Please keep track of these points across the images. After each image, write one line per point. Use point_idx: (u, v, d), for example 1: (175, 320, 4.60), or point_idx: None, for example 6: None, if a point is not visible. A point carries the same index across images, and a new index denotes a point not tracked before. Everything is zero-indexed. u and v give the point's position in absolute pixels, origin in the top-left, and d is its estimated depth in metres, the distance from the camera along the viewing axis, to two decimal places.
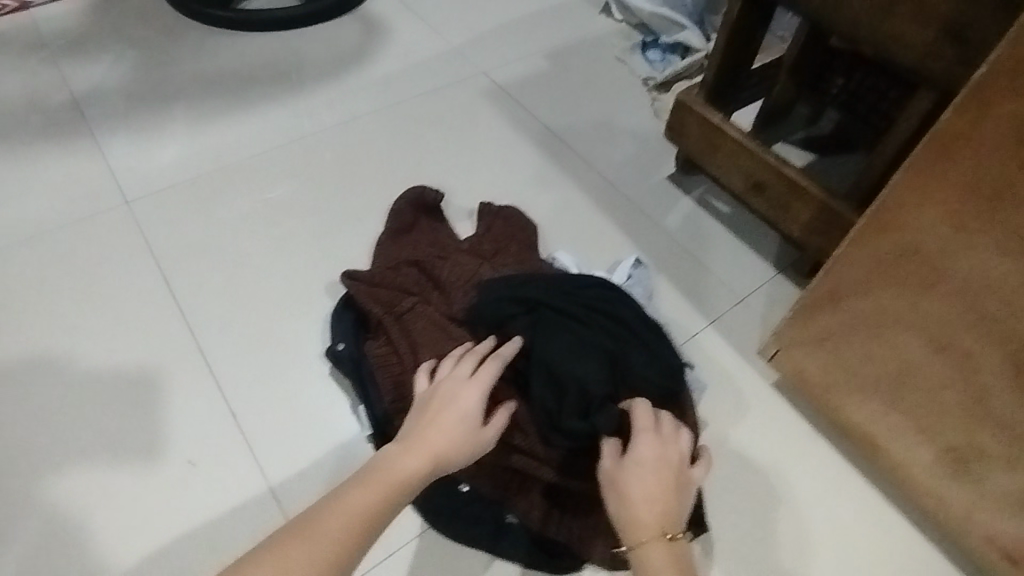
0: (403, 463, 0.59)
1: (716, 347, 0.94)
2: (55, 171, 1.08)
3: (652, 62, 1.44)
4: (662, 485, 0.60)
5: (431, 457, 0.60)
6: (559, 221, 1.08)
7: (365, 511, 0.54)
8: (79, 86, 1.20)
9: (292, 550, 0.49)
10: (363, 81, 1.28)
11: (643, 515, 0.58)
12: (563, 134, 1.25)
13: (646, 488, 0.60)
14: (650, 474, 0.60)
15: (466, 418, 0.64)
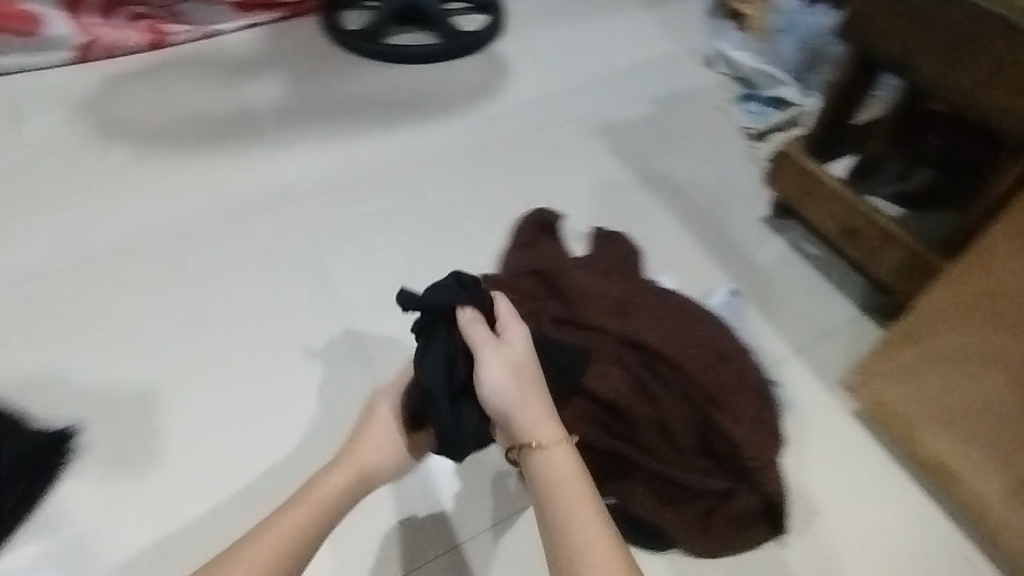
0: (327, 484, 0.77)
1: (802, 375, 1.02)
2: (232, 169, 1.28)
3: (751, 113, 1.53)
4: (535, 401, 0.76)
5: (358, 472, 0.79)
6: (660, 251, 1.20)
7: (300, 523, 0.72)
8: (254, 102, 1.42)
9: (255, 547, 0.68)
10: (488, 114, 1.45)
11: (533, 430, 0.75)
12: (664, 175, 1.38)
13: (529, 407, 0.76)
14: (503, 367, 0.76)
15: (391, 433, 0.82)
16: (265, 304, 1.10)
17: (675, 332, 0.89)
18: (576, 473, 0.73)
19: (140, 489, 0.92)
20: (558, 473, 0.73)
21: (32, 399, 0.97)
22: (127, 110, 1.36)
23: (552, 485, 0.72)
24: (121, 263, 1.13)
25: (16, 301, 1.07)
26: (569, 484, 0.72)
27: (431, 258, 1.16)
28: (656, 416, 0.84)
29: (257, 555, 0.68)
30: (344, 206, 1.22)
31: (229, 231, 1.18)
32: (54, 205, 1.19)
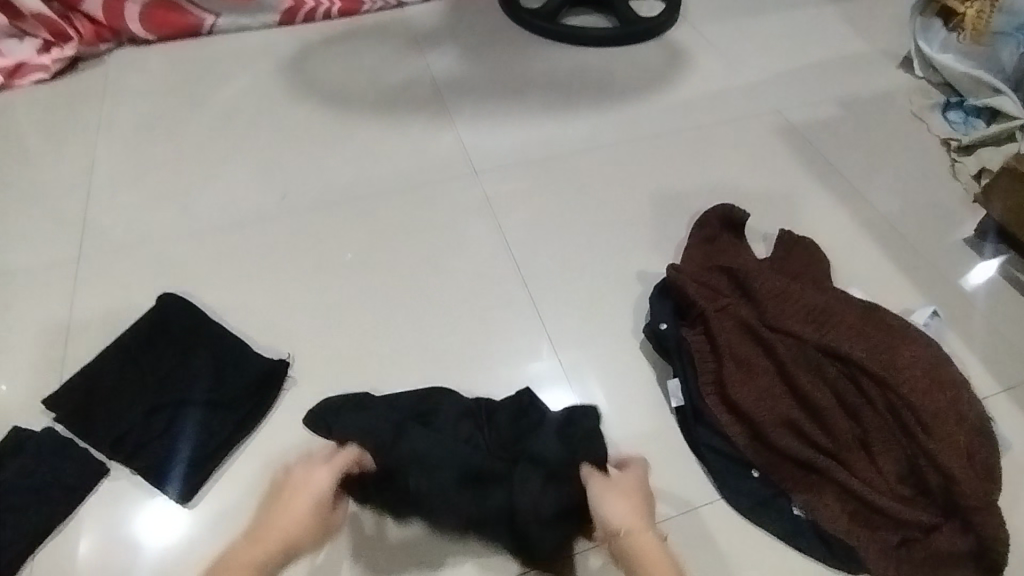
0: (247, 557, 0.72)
1: (1010, 411, 0.96)
2: (416, 135, 1.31)
3: (953, 124, 1.38)
4: (639, 513, 0.74)
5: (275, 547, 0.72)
6: (851, 264, 1.15)
7: None
8: (435, 71, 1.43)
9: None
10: (666, 103, 1.41)
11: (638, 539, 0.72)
12: (856, 182, 1.29)
13: (626, 516, 0.74)
14: (615, 494, 0.75)
15: (312, 499, 0.75)
16: (436, 260, 1.12)
17: (881, 347, 0.85)
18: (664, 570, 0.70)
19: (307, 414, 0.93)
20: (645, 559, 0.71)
21: (243, 327, 1.02)
22: (320, 70, 1.42)
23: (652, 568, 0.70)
24: (307, 208, 1.19)
25: (227, 238, 1.14)
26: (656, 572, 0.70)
27: (610, 242, 1.15)
28: (856, 432, 0.82)
29: None
30: (520, 181, 1.24)
31: (407, 190, 1.22)
32: (258, 154, 1.27)
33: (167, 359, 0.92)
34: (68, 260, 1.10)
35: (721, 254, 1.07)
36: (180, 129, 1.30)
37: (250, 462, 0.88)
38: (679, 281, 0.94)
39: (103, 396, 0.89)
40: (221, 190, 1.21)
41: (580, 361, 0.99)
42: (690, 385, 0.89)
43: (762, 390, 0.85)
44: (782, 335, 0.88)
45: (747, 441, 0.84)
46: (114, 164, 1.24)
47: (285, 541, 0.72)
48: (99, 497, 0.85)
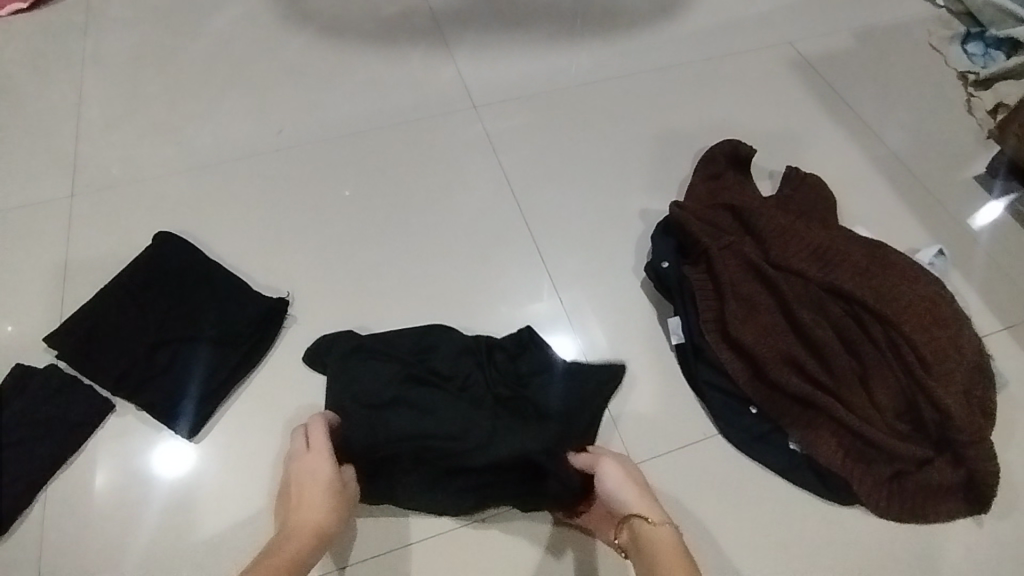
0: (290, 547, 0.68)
1: (1008, 349, 0.96)
2: (412, 69, 1.26)
3: (971, 56, 1.32)
4: (640, 488, 0.77)
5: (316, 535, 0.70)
6: (859, 203, 1.13)
7: None
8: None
9: None
10: (674, 34, 1.34)
11: (635, 507, 0.75)
12: (868, 118, 1.25)
13: (629, 488, 0.76)
14: (618, 473, 0.78)
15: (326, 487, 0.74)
16: (435, 198, 1.10)
17: (885, 285, 0.84)
18: (677, 552, 0.69)
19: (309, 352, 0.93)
20: (656, 546, 0.70)
21: (242, 267, 1.02)
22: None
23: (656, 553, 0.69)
24: (304, 144, 1.15)
25: (221, 178, 1.11)
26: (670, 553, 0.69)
27: (612, 181, 1.13)
28: (857, 370, 0.82)
29: None
30: (520, 117, 1.20)
31: (405, 126, 1.18)
32: (249, 89, 1.22)
33: (167, 297, 0.92)
34: (60, 199, 1.08)
35: (725, 191, 1.04)
36: (167, 62, 1.25)
37: (251, 401, 0.89)
38: (683, 218, 0.93)
39: (102, 334, 0.88)
40: (212, 127, 1.17)
41: (580, 299, 0.99)
42: (691, 323, 0.88)
43: (761, 327, 0.85)
44: (786, 273, 0.88)
45: (747, 377, 0.84)
46: (101, 99, 1.20)
47: (317, 529, 0.71)
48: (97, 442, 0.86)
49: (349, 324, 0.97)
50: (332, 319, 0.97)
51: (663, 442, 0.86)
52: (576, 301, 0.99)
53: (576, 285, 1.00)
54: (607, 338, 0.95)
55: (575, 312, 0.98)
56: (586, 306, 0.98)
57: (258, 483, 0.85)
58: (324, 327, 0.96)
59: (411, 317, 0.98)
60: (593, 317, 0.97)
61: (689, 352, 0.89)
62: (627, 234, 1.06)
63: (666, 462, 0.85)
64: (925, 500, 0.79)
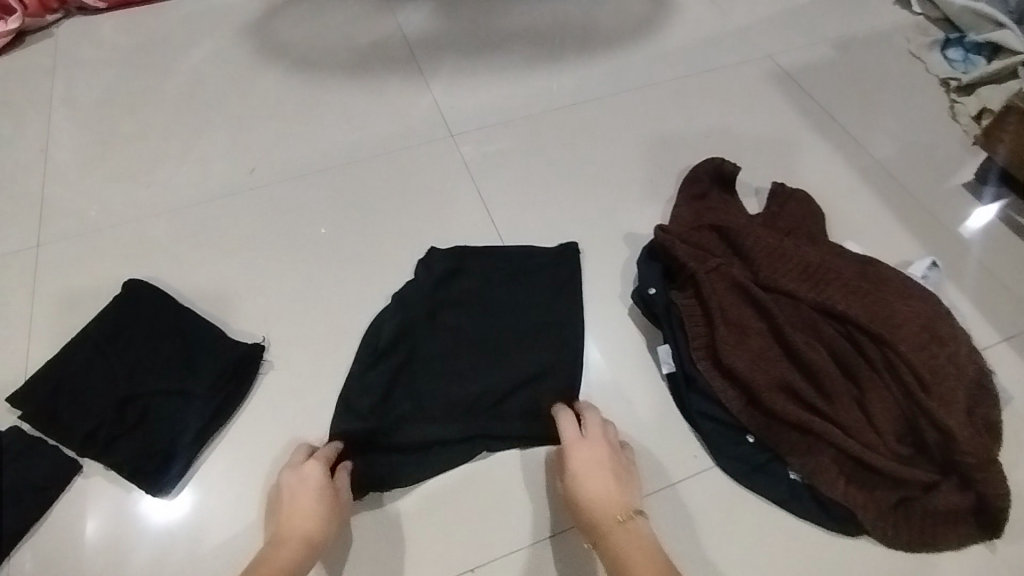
0: (283, 554, 0.69)
1: (1010, 361, 0.93)
2: (388, 99, 1.24)
3: (951, 62, 1.30)
4: (609, 477, 0.73)
5: (303, 542, 0.71)
6: (848, 216, 1.11)
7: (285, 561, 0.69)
8: (405, 28, 1.35)
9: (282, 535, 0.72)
10: (652, 53, 1.33)
11: (591, 496, 0.72)
12: (852, 129, 1.23)
13: (582, 454, 0.76)
14: (581, 455, 0.76)
15: (315, 492, 0.75)
16: (414, 230, 1.07)
17: (878, 303, 0.82)
18: (650, 552, 0.65)
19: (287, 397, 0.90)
20: (622, 548, 0.66)
21: (216, 311, 0.98)
22: (283, 32, 1.34)
23: (624, 553, 0.65)
24: (278, 180, 1.13)
25: (195, 219, 1.08)
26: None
27: (594, 205, 1.10)
28: (854, 393, 0.79)
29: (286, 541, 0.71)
30: (498, 143, 1.18)
31: (381, 158, 1.16)
32: (222, 127, 1.20)
33: (136, 348, 0.88)
34: (27, 248, 1.05)
35: (710, 210, 1.02)
36: (139, 103, 1.23)
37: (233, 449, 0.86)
38: (668, 242, 0.90)
39: (69, 390, 0.85)
40: (185, 167, 1.15)
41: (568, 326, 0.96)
42: (681, 350, 0.85)
43: (753, 350, 0.82)
44: (775, 294, 0.85)
45: (742, 405, 0.81)
46: (69, 143, 1.18)
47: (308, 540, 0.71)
48: (67, 507, 0.82)
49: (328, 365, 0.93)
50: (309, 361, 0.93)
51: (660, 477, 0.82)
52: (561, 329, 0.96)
53: None
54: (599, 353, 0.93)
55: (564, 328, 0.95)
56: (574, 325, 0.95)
57: (242, 538, 0.81)
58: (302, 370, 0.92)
59: None
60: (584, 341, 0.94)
61: (680, 381, 0.86)
62: (612, 259, 1.03)
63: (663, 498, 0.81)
64: (935, 528, 0.75)
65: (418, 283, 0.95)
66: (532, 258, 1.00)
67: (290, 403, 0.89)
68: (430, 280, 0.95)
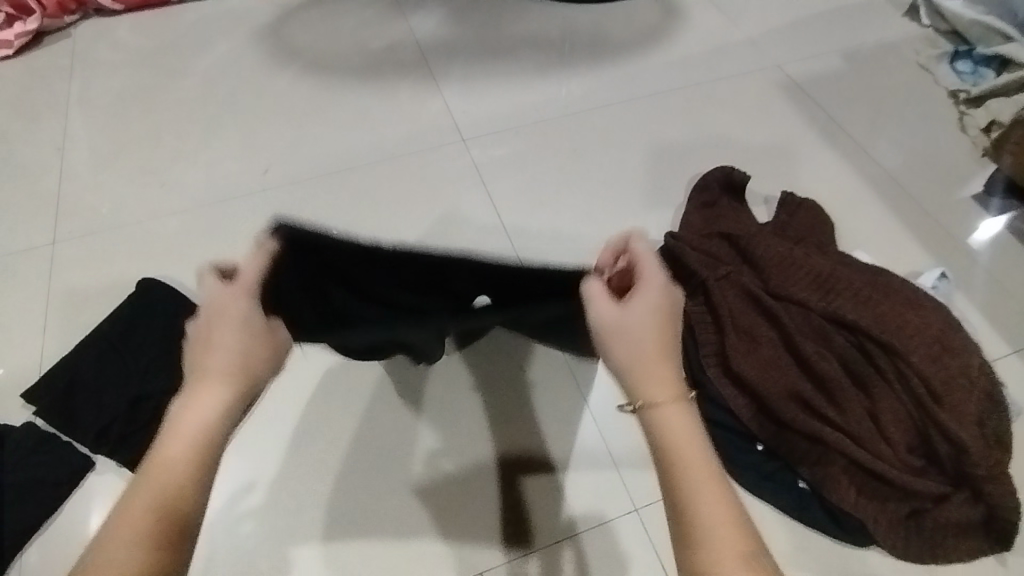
0: (172, 450, 0.53)
1: (1019, 372, 0.94)
2: (400, 103, 1.25)
3: (959, 74, 1.31)
4: (660, 329, 0.60)
5: (229, 385, 0.58)
6: (857, 226, 1.12)
7: (203, 419, 0.55)
8: (417, 33, 1.36)
9: (190, 403, 0.56)
10: (662, 61, 1.34)
11: (648, 370, 0.58)
12: (861, 140, 1.24)
13: (642, 326, 0.60)
14: (616, 310, 0.61)
15: (241, 321, 0.60)
16: (425, 233, 1.08)
17: (890, 312, 0.82)
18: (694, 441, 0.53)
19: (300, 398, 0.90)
20: (672, 433, 0.54)
21: None
22: (297, 36, 1.35)
23: (677, 437, 0.53)
24: (291, 182, 1.14)
25: (208, 219, 1.09)
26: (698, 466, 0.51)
27: (605, 211, 1.11)
28: (865, 403, 0.79)
29: (179, 427, 0.54)
30: (509, 148, 1.19)
31: (393, 161, 1.17)
32: (235, 128, 1.21)
33: (149, 347, 0.89)
34: (42, 246, 1.06)
35: (721, 218, 1.02)
36: (154, 104, 1.24)
37: (246, 450, 0.86)
38: (678, 249, 0.91)
39: (82, 388, 0.85)
40: (199, 167, 1.16)
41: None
42: (691, 358, 0.86)
43: (763, 359, 0.83)
44: (786, 302, 0.85)
45: (752, 412, 0.81)
46: (85, 142, 1.19)
47: (239, 372, 0.58)
48: (78, 505, 0.81)
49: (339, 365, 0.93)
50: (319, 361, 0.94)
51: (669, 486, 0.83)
52: None
53: None
54: None
55: None
56: None
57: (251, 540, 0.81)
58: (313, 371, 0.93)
59: None
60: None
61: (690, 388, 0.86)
62: None
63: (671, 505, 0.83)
64: (946, 539, 0.75)
65: None
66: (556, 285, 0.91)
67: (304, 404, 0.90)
68: None
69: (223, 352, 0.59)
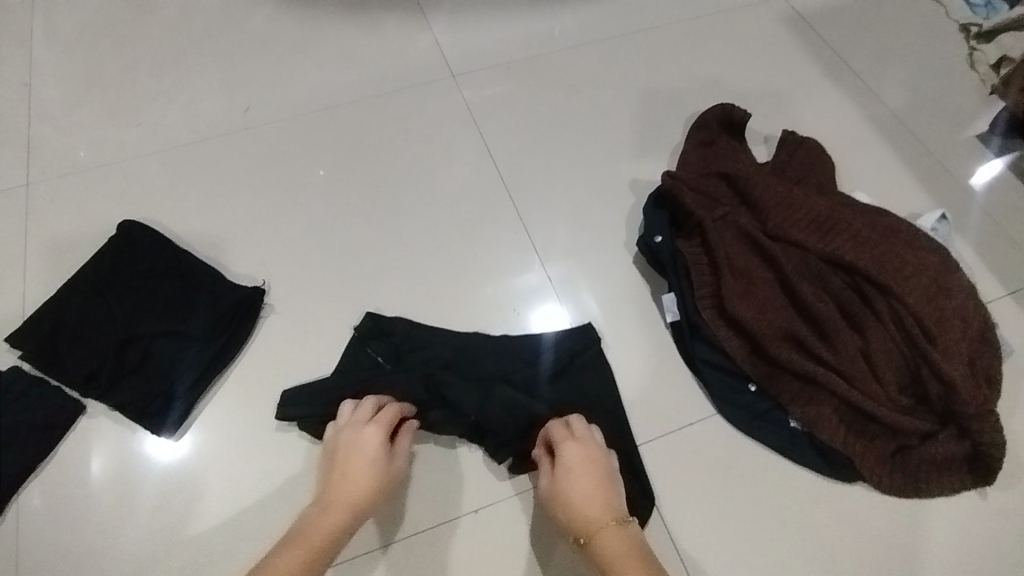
0: (323, 526, 0.68)
1: (1011, 314, 0.94)
2: (387, 39, 1.19)
3: (973, 7, 1.25)
4: (596, 482, 0.70)
5: (347, 510, 0.70)
6: (859, 166, 1.09)
7: (326, 531, 0.67)
8: None
9: (314, 520, 0.69)
10: None
11: (606, 539, 0.65)
12: (866, 77, 1.19)
13: (582, 486, 0.70)
14: (571, 448, 0.73)
15: (366, 454, 0.74)
16: (415, 174, 1.05)
17: (888, 253, 0.81)
18: (636, 564, 0.62)
19: (292, 341, 0.90)
20: (611, 560, 0.63)
21: (214, 255, 0.97)
22: None
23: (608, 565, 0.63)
24: (274, 121, 1.09)
25: (189, 160, 1.05)
26: (613, 542, 0.65)
27: (600, 150, 1.08)
28: (859, 344, 0.79)
29: (320, 523, 0.68)
30: (502, 85, 1.14)
31: (381, 99, 1.12)
32: (214, 65, 1.15)
33: (134, 290, 0.86)
34: (15, 187, 1.02)
35: (720, 158, 0.99)
36: (127, 38, 1.17)
37: (243, 400, 0.85)
38: (675, 189, 0.89)
39: (68, 331, 0.83)
40: (178, 105, 1.11)
41: (568, 272, 0.96)
42: (685, 299, 0.85)
43: (758, 301, 0.82)
44: (783, 244, 0.84)
45: (745, 354, 0.81)
46: (55, 78, 1.13)
47: (315, 547, 0.66)
48: (69, 451, 0.82)
49: (330, 308, 0.92)
50: (310, 305, 0.92)
51: (662, 424, 0.83)
52: (564, 276, 0.96)
53: (564, 260, 0.97)
54: (598, 296, 0.93)
55: (563, 276, 0.96)
56: (574, 272, 0.96)
57: (244, 487, 0.81)
58: (303, 314, 0.92)
59: (394, 300, 0.94)
60: (584, 293, 0.94)
61: (684, 330, 0.85)
62: (616, 206, 1.02)
63: (666, 441, 0.82)
64: (932, 476, 0.77)
65: (452, 305, 0.94)
66: (591, 301, 0.93)
67: (296, 347, 0.89)
68: (471, 311, 0.93)
69: (317, 526, 0.68)
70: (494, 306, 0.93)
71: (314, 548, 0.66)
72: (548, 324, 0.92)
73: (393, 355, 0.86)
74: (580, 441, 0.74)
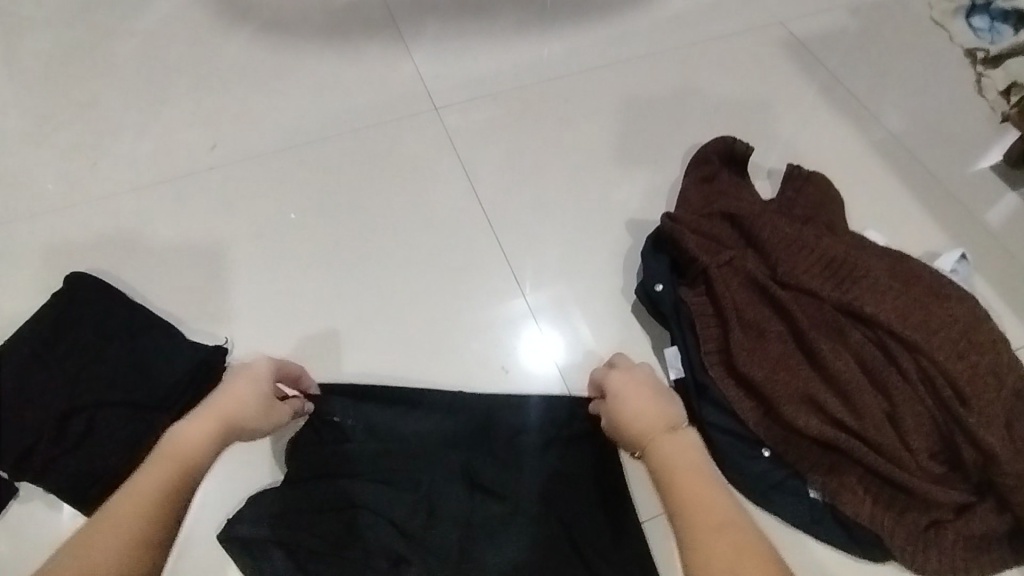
0: (190, 435, 0.57)
1: None
2: (365, 69, 1.12)
3: (977, 31, 1.20)
4: (646, 398, 0.62)
5: (216, 423, 0.59)
6: (868, 201, 1.03)
7: (191, 445, 0.56)
8: None
9: (175, 438, 0.56)
10: (657, 17, 1.21)
11: (665, 447, 0.56)
12: (872, 106, 1.13)
13: (632, 403, 0.62)
14: (615, 378, 0.67)
15: (253, 385, 0.65)
16: (396, 215, 0.97)
17: (912, 302, 0.74)
18: (698, 480, 0.51)
19: None
20: (668, 463, 0.54)
21: (174, 310, 0.88)
22: None
23: (670, 480, 0.53)
24: (243, 159, 1.02)
25: (149, 203, 0.97)
26: (690, 469, 0.53)
27: (594, 187, 1.01)
28: (883, 405, 0.72)
29: (182, 442, 0.56)
30: (488, 118, 1.07)
31: (359, 134, 1.05)
32: (179, 98, 1.08)
33: (81, 354, 0.78)
34: None
35: (722, 195, 0.92)
36: (86, 71, 1.10)
37: (209, 477, 0.78)
38: (677, 232, 0.81)
39: (1, 402, 0.74)
40: (138, 143, 1.03)
41: (559, 304, 0.91)
42: (691, 355, 0.78)
43: (771, 357, 0.75)
44: (795, 292, 0.77)
45: (758, 417, 0.73)
46: (5, 114, 1.04)
47: (184, 459, 0.54)
48: (2, 540, 0.73)
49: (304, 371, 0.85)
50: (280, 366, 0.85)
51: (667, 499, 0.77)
52: (556, 312, 0.90)
53: (555, 294, 0.92)
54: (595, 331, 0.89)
55: (558, 304, 0.91)
56: (567, 304, 0.91)
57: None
58: None
59: (373, 358, 0.86)
60: (579, 325, 0.89)
61: (690, 388, 0.77)
62: (612, 250, 0.95)
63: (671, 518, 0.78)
64: (971, 554, 0.69)
65: (438, 363, 0.87)
66: (586, 337, 0.89)
67: None
68: (458, 370, 0.86)
69: (182, 435, 0.57)
70: (484, 361, 0.87)
71: (180, 463, 0.54)
72: (546, 362, 0.87)
73: (367, 421, 0.77)
74: (619, 374, 0.67)
